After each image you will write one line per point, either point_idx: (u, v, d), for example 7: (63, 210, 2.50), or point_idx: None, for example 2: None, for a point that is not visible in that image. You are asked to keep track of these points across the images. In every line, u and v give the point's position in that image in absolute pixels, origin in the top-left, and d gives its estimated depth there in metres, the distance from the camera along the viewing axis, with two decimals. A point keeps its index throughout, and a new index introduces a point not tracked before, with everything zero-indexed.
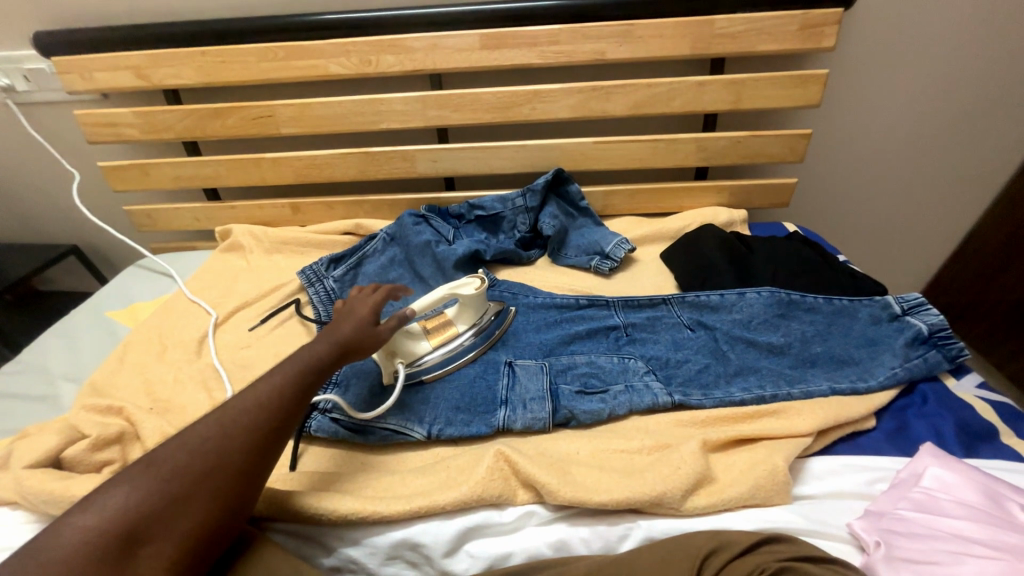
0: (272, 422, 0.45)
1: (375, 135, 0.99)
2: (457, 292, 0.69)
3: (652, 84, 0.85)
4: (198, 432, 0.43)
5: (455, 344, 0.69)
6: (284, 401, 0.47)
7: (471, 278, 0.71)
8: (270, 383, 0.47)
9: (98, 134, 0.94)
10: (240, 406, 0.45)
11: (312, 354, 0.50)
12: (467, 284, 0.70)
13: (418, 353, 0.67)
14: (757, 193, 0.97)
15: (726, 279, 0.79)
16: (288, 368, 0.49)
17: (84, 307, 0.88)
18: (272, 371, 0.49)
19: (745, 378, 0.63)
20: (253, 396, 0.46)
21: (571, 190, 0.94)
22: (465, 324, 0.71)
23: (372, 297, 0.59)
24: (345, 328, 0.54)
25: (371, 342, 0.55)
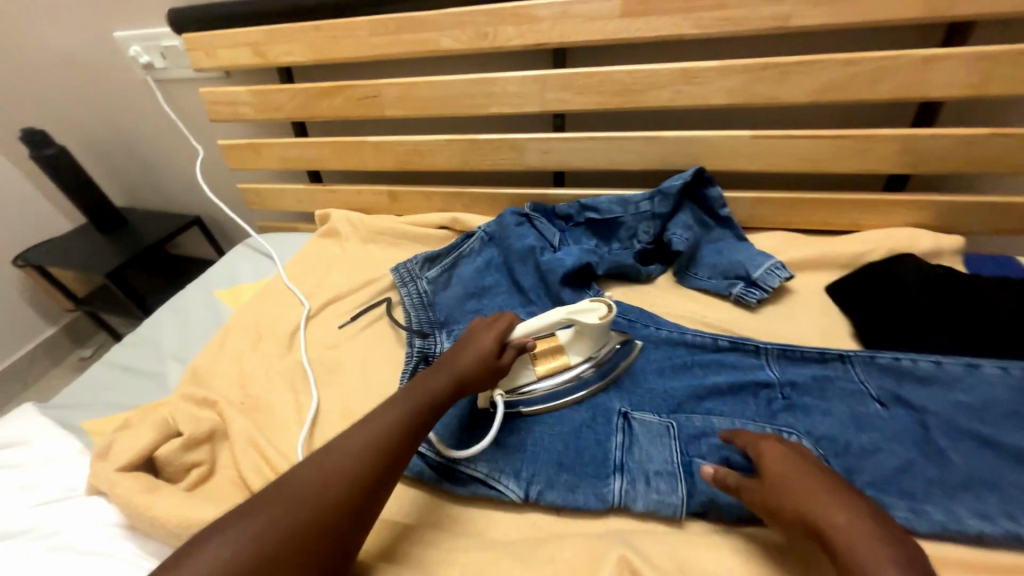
0: (380, 467, 0.43)
1: (482, 120, 0.88)
2: (576, 319, 0.56)
3: (850, 60, 0.63)
4: (303, 476, 0.41)
5: (565, 377, 0.58)
6: (393, 443, 0.44)
7: (596, 302, 0.58)
8: (379, 424, 0.45)
9: (219, 112, 0.95)
10: (350, 447, 0.43)
11: (426, 391, 0.49)
12: (589, 310, 0.57)
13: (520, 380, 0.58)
14: (983, 213, 0.70)
15: (940, 336, 0.57)
16: (398, 407, 0.47)
17: (196, 283, 0.91)
18: (381, 411, 0.47)
19: (978, 497, 0.44)
20: (362, 436, 0.44)
21: (710, 196, 0.76)
22: (579, 356, 0.59)
23: (493, 329, 0.56)
24: (463, 360, 0.52)
25: (487, 378, 0.52)
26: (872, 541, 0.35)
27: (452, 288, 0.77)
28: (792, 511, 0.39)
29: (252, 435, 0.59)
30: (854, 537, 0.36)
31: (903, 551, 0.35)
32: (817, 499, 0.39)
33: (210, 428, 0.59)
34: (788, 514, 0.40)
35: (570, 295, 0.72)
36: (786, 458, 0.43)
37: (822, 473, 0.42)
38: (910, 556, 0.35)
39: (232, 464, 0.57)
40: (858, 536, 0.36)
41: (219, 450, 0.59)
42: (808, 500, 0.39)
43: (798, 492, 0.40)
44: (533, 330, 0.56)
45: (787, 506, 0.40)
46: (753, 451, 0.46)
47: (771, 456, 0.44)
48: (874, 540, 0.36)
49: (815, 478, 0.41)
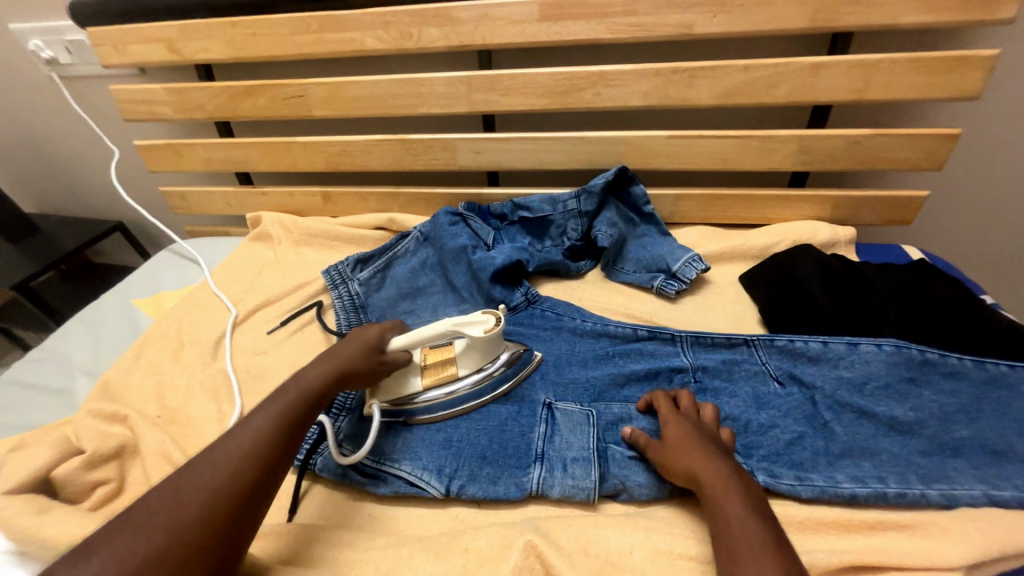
0: (259, 467, 0.40)
1: (415, 120, 0.88)
2: (462, 330, 0.57)
3: (750, 66, 0.68)
4: (160, 499, 0.36)
5: (456, 388, 0.58)
6: (273, 442, 0.41)
7: (486, 315, 0.59)
8: (255, 426, 0.42)
9: (134, 111, 0.90)
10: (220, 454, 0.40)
11: (304, 385, 0.47)
12: (477, 322, 0.58)
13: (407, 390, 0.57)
14: (872, 206, 0.77)
15: (829, 319, 0.62)
16: (275, 406, 0.44)
17: (112, 292, 0.85)
18: (250, 416, 0.43)
19: (855, 463, 0.48)
20: (236, 442, 0.40)
21: (635, 193, 0.79)
22: (468, 367, 0.59)
23: (374, 328, 0.57)
24: (344, 354, 0.52)
25: (370, 371, 0.53)
26: (733, 494, 0.41)
27: (386, 289, 0.77)
28: (680, 468, 0.45)
29: (166, 448, 0.57)
30: (721, 489, 0.41)
31: (756, 506, 0.40)
32: (700, 457, 0.44)
33: (119, 444, 0.56)
34: (676, 471, 0.45)
35: (501, 292, 0.73)
36: (686, 426, 0.48)
37: (713, 440, 0.47)
38: (762, 509, 0.40)
39: (144, 479, 0.54)
40: (723, 489, 0.41)
41: (129, 466, 0.56)
42: (691, 457, 0.45)
43: (688, 451, 0.45)
44: (418, 341, 0.56)
45: (677, 464, 0.45)
46: (662, 419, 0.51)
47: (676, 422, 0.49)
48: (734, 492, 0.41)
49: (705, 441, 0.46)
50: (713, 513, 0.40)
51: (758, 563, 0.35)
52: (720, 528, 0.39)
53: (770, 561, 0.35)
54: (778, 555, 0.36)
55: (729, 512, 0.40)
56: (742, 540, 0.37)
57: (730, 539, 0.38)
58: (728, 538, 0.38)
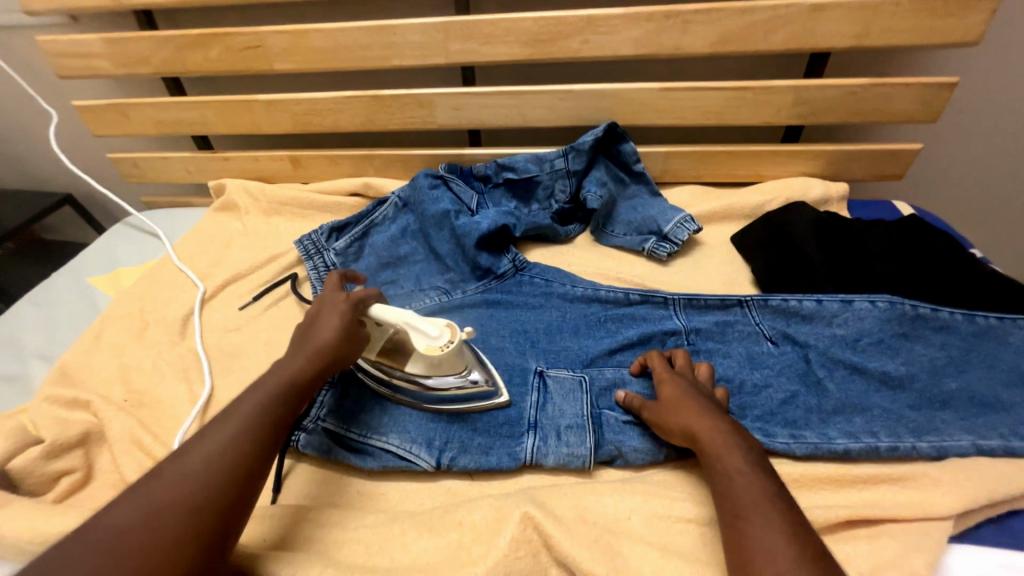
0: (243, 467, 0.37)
1: (387, 75, 0.81)
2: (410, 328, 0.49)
3: (747, 9, 0.64)
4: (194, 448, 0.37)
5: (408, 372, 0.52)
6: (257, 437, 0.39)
7: (443, 330, 0.49)
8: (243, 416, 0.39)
9: (67, 66, 0.80)
10: (199, 452, 0.37)
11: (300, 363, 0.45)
12: (427, 333, 0.49)
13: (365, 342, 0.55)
14: (867, 161, 0.75)
15: (821, 277, 0.61)
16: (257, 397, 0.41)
17: (63, 270, 0.79)
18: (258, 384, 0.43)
19: (848, 419, 0.48)
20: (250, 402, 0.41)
21: (624, 151, 0.75)
22: (414, 370, 0.51)
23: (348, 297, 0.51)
24: (316, 338, 0.47)
25: (351, 351, 0.49)
26: (734, 448, 0.40)
27: (365, 259, 0.73)
28: (675, 426, 0.44)
29: (136, 434, 0.53)
30: (721, 445, 0.40)
31: (757, 457, 0.40)
32: (701, 415, 0.43)
33: (82, 431, 0.52)
34: (676, 431, 0.44)
35: (487, 259, 0.69)
36: (682, 383, 0.47)
37: (711, 398, 0.46)
38: (762, 461, 0.39)
39: (114, 466, 0.51)
40: (723, 444, 0.40)
41: (96, 454, 0.53)
42: (692, 416, 0.43)
43: (685, 408, 0.44)
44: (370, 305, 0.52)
45: (674, 423, 0.44)
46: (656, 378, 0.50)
47: (674, 381, 0.48)
48: (735, 446, 0.40)
49: (703, 399, 0.45)
50: (714, 469, 0.40)
51: (762, 516, 0.35)
52: (721, 483, 0.39)
53: (775, 514, 0.35)
54: (781, 506, 0.35)
55: (731, 468, 0.39)
56: (747, 495, 0.36)
57: (734, 496, 0.37)
58: (730, 493, 0.37)
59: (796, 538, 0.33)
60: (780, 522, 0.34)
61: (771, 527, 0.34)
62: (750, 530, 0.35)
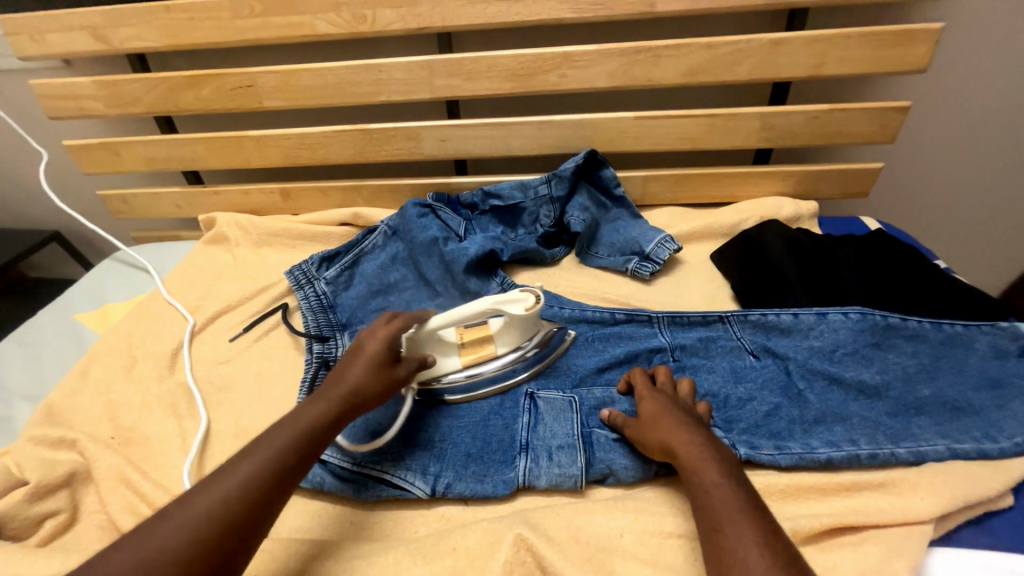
0: (249, 512, 0.36)
1: (375, 109, 0.84)
2: (502, 309, 0.55)
3: (711, 44, 0.68)
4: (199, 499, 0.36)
5: (491, 366, 0.58)
6: (268, 481, 0.38)
7: (524, 292, 0.57)
8: (259, 457, 0.39)
9: (60, 107, 0.82)
10: (209, 495, 0.36)
11: (319, 411, 0.44)
12: (517, 300, 0.57)
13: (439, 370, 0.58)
14: (833, 179, 0.79)
15: (797, 292, 0.64)
16: (276, 438, 0.41)
17: (49, 307, 0.78)
18: (280, 425, 0.42)
19: (828, 429, 0.50)
20: (268, 447, 0.40)
21: (605, 176, 0.79)
22: (506, 345, 0.59)
23: (382, 332, 0.51)
24: (351, 378, 0.47)
25: (380, 397, 0.48)
26: (709, 462, 0.41)
27: (355, 287, 0.74)
28: (656, 442, 0.45)
29: (124, 471, 0.53)
30: (698, 458, 0.42)
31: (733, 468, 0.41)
32: (679, 429, 0.45)
33: (68, 472, 0.52)
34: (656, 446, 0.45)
35: (476, 284, 0.71)
36: (662, 399, 0.49)
37: (688, 412, 0.48)
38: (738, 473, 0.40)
39: (100, 507, 0.51)
40: (700, 458, 0.42)
41: (82, 494, 0.52)
42: (670, 431, 0.45)
43: (662, 424, 0.46)
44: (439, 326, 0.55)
45: (654, 439, 0.45)
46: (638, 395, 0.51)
47: (654, 397, 0.49)
48: (710, 460, 0.41)
49: (681, 414, 0.47)
50: (691, 483, 0.41)
51: (738, 528, 0.36)
52: (699, 497, 0.40)
53: (750, 526, 0.36)
54: (755, 517, 0.36)
55: (708, 481, 0.40)
56: (722, 507, 0.37)
57: (710, 508, 0.38)
58: (707, 506, 0.38)
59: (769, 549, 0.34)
60: (754, 534, 0.35)
61: (744, 539, 0.35)
62: (726, 541, 0.36)
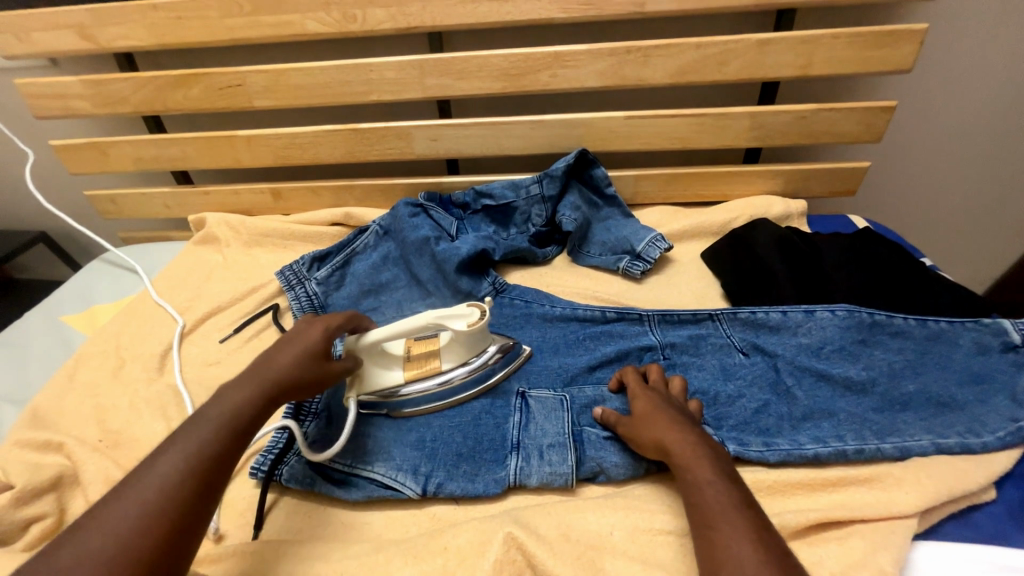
0: (189, 499, 0.34)
1: (367, 108, 0.84)
2: (445, 325, 0.54)
3: (701, 44, 0.69)
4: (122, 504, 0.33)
5: (444, 380, 0.56)
6: (206, 467, 0.36)
7: (471, 308, 0.56)
8: (187, 445, 0.37)
9: (45, 106, 0.81)
10: (135, 495, 0.34)
11: (243, 398, 0.41)
12: (460, 316, 0.55)
13: (377, 382, 0.55)
14: (822, 178, 0.80)
15: (786, 290, 0.65)
16: (202, 427, 0.39)
17: (36, 309, 0.77)
18: (202, 417, 0.40)
19: (816, 425, 0.50)
20: (191, 440, 0.37)
21: (596, 176, 0.79)
22: (452, 361, 0.57)
23: (320, 324, 0.51)
24: (278, 366, 0.45)
25: (314, 382, 0.47)
26: (702, 459, 0.41)
27: (346, 287, 0.73)
28: (649, 441, 0.45)
29: (111, 475, 0.52)
30: (690, 455, 0.42)
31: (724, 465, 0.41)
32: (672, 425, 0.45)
33: (54, 475, 0.51)
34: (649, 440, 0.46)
35: (468, 284, 0.71)
36: (655, 398, 0.49)
37: (681, 411, 0.48)
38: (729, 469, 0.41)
39: (87, 510, 0.50)
40: (694, 456, 0.42)
41: (68, 497, 0.52)
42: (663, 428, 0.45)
43: (656, 423, 0.46)
44: (382, 337, 0.54)
45: (647, 438, 0.46)
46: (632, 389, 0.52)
47: (647, 395, 0.50)
48: (703, 458, 0.41)
49: (674, 412, 0.47)
50: (685, 480, 0.41)
51: (729, 523, 0.36)
52: (692, 494, 0.40)
53: (743, 523, 0.36)
54: (747, 515, 0.37)
55: (699, 477, 0.40)
56: (714, 502, 0.38)
57: (702, 504, 0.38)
58: (700, 503, 0.39)
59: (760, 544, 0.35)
60: (744, 531, 0.35)
61: (737, 534, 0.35)
62: (718, 536, 0.36)
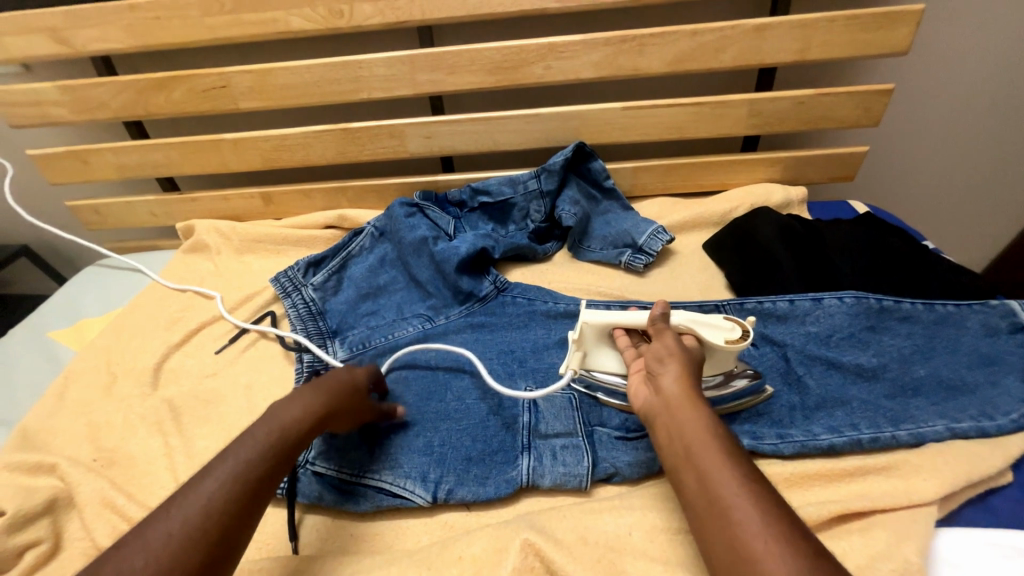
0: (256, 490, 0.37)
1: (356, 107, 0.82)
2: (701, 330, 0.48)
3: (697, 31, 0.67)
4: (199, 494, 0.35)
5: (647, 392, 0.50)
6: (265, 470, 0.38)
7: (729, 322, 0.49)
8: (251, 449, 0.38)
9: (22, 115, 0.77)
10: (210, 487, 0.35)
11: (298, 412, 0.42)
12: (719, 328, 0.48)
13: (591, 364, 0.53)
14: (821, 164, 0.79)
15: (791, 279, 0.64)
16: (261, 432, 0.40)
17: (21, 326, 0.74)
18: (262, 422, 0.41)
19: (829, 414, 0.50)
20: (256, 441, 0.39)
21: (594, 168, 0.78)
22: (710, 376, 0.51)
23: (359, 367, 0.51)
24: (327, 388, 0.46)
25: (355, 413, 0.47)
26: (712, 443, 0.36)
27: (343, 292, 0.71)
28: (664, 420, 0.39)
29: (109, 495, 0.51)
30: (694, 434, 0.36)
31: (724, 437, 0.36)
32: (673, 404, 0.39)
33: (48, 499, 0.49)
34: (653, 424, 0.40)
35: (468, 283, 0.68)
36: (674, 361, 0.42)
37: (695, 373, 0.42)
38: (729, 438, 0.36)
39: (84, 534, 0.49)
40: (700, 439, 0.36)
41: (64, 521, 0.50)
42: (666, 411, 0.39)
43: (676, 399, 0.39)
44: (615, 320, 0.50)
45: (664, 421, 0.39)
46: (635, 376, 0.45)
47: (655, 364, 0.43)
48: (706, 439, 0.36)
49: (691, 383, 0.41)
50: (696, 469, 0.35)
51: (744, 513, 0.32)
52: (702, 485, 0.34)
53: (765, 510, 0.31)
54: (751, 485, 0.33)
55: (704, 459, 0.35)
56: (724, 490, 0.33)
57: (711, 493, 0.33)
58: (712, 495, 0.33)
59: (791, 544, 0.30)
60: (756, 512, 0.31)
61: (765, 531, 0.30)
62: (739, 534, 0.31)
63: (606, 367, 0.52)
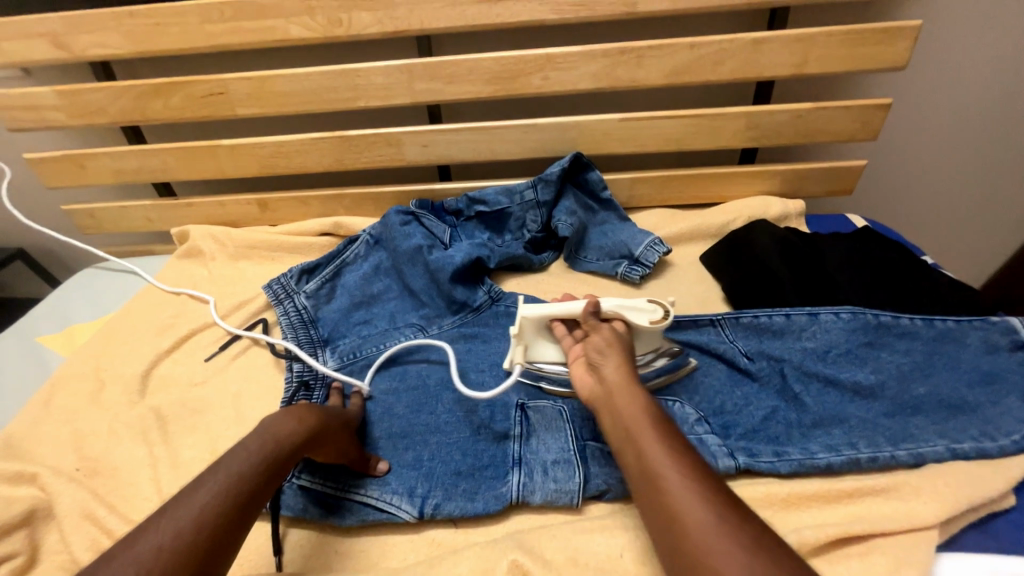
0: (245, 502, 0.36)
1: (355, 115, 0.82)
2: (626, 314, 0.51)
3: (695, 44, 0.67)
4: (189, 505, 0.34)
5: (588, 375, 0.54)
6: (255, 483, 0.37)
7: (654, 304, 0.52)
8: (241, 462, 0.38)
9: (19, 119, 0.77)
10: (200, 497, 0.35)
11: (290, 425, 0.43)
12: (644, 310, 0.52)
13: (533, 355, 0.56)
14: (819, 178, 0.79)
15: (789, 293, 0.63)
16: (252, 445, 0.39)
17: (10, 330, 0.74)
18: (252, 436, 0.41)
19: (827, 432, 0.49)
20: (246, 454, 0.39)
21: (591, 179, 0.77)
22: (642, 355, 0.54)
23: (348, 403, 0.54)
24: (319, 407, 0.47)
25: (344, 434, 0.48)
26: (647, 422, 0.39)
27: (336, 300, 0.71)
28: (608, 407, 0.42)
29: (89, 507, 0.49)
30: (633, 416, 0.40)
31: (657, 416, 0.40)
32: (614, 392, 0.43)
33: (27, 510, 0.48)
34: (601, 412, 0.43)
35: (462, 293, 0.68)
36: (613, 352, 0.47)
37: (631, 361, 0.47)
38: (662, 417, 0.40)
39: (62, 547, 0.47)
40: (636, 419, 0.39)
41: (42, 533, 0.49)
42: (608, 399, 0.43)
43: (618, 388, 0.43)
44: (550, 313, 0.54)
45: (608, 407, 0.42)
46: (579, 368, 0.49)
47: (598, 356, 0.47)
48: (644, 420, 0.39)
49: (626, 371, 0.45)
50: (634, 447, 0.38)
51: (672, 479, 0.34)
52: (639, 460, 0.37)
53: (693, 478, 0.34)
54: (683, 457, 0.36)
55: (641, 437, 0.38)
56: (657, 458, 0.36)
57: (647, 465, 0.36)
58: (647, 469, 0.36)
59: (715, 506, 0.32)
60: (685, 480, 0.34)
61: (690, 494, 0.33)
62: (670, 501, 0.33)
63: (547, 357, 0.55)
